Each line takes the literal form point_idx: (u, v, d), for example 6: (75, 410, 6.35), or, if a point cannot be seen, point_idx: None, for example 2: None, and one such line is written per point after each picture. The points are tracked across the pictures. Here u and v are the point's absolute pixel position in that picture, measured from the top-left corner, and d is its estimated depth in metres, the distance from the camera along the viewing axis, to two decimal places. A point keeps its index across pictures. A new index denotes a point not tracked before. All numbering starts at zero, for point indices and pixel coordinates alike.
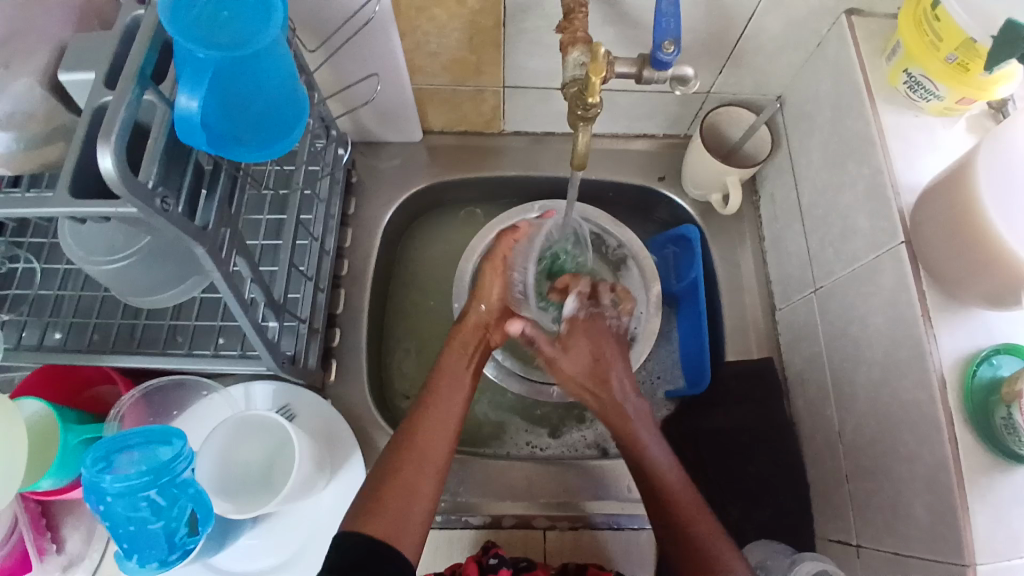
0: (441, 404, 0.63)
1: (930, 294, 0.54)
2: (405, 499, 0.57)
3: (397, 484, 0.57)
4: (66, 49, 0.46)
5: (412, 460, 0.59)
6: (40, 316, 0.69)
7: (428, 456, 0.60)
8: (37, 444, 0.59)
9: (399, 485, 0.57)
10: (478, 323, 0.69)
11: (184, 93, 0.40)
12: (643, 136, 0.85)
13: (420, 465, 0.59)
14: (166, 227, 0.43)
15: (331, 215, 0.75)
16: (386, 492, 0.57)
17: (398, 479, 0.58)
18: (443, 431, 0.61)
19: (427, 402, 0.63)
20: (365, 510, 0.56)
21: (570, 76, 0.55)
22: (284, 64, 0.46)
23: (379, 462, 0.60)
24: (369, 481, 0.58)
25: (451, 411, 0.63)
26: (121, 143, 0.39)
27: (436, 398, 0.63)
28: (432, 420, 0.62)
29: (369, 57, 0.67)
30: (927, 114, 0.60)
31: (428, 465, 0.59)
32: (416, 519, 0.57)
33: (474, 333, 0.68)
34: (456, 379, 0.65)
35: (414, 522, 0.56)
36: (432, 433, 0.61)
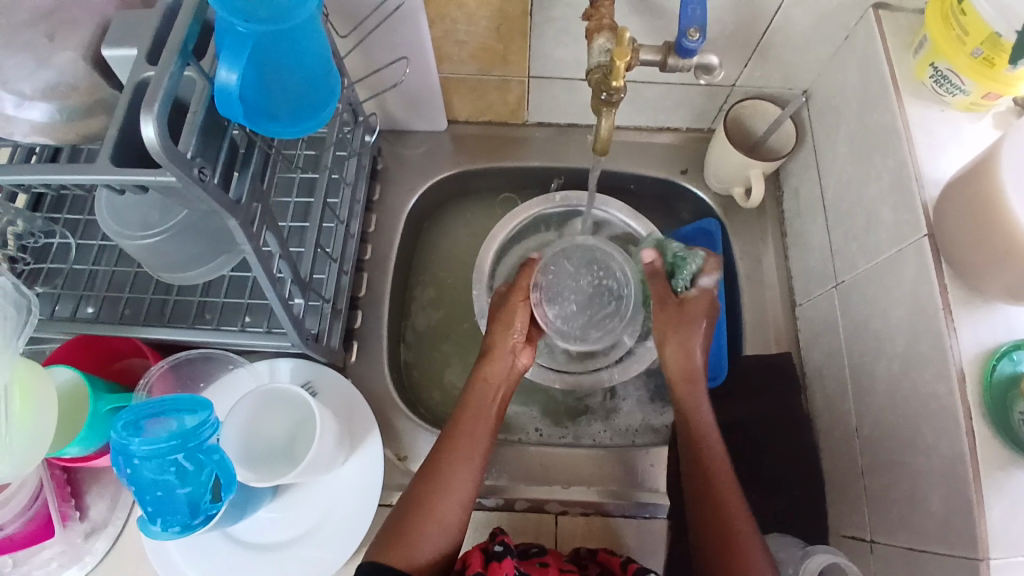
0: (468, 434, 0.65)
1: (953, 286, 0.54)
2: (432, 531, 0.60)
3: (421, 515, 0.60)
4: (111, 26, 0.48)
5: (438, 493, 0.61)
6: (74, 289, 0.72)
7: (451, 488, 0.62)
8: (70, 411, 0.61)
9: (427, 518, 0.60)
10: (507, 350, 0.70)
11: (223, 67, 0.41)
12: (667, 129, 0.85)
13: (445, 495, 0.62)
14: (202, 198, 0.45)
15: (357, 199, 0.77)
16: (412, 521, 0.60)
17: (422, 511, 0.60)
18: (469, 466, 0.63)
19: (452, 435, 0.65)
20: (388, 538, 0.59)
21: (595, 62, 0.56)
22: (318, 44, 0.47)
23: (408, 490, 0.63)
24: (399, 509, 0.62)
25: (479, 439, 0.65)
26: (164, 112, 0.40)
27: (463, 431, 0.65)
28: (455, 452, 0.64)
29: (398, 43, 0.69)
30: (953, 109, 0.60)
31: (454, 498, 0.62)
32: (441, 550, 0.60)
33: (504, 362, 0.69)
34: (482, 412, 0.67)
35: (436, 550, 0.59)
36: (458, 468, 0.63)
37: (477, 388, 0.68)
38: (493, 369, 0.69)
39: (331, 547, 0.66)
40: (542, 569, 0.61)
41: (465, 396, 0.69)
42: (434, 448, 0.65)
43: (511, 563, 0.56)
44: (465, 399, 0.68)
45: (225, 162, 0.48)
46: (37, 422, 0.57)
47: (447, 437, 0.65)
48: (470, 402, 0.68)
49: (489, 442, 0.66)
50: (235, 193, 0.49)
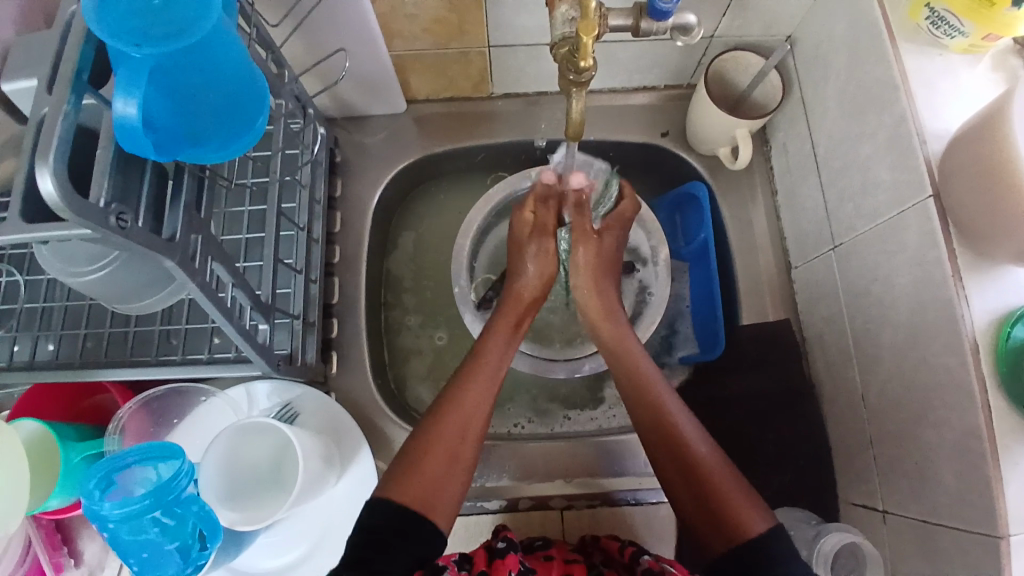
0: (484, 374, 0.61)
1: (961, 251, 0.50)
2: (444, 466, 0.54)
3: (436, 449, 0.55)
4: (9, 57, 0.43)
5: (452, 427, 0.56)
6: (29, 330, 0.66)
7: (468, 420, 0.57)
8: (39, 466, 0.58)
9: (439, 454, 0.54)
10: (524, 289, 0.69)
11: (119, 98, 0.35)
12: (643, 88, 0.79)
13: (461, 435, 0.56)
14: (129, 245, 0.40)
15: (316, 200, 0.71)
16: (425, 458, 0.54)
17: (435, 449, 0.55)
18: (484, 400, 0.59)
19: (466, 373, 0.61)
20: (397, 477, 0.53)
21: (558, 34, 0.48)
22: (236, 50, 0.42)
23: (417, 429, 0.57)
24: (408, 443, 0.56)
25: (498, 371, 0.62)
26: (63, 162, 0.35)
27: (483, 366, 0.61)
28: (472, 385, 0.59)
29: (339, 27, 0.62)
30: (950, 53, 0.54)
31: (469, 434, 0.56)
32: (455, 488, 0.54)
33: (527, 300, 0.69)
34: (506, 346, 0.64)
35: (448, 491, 0.53)
36: (471, 402, 0.58)
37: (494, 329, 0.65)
38: (511, 312, 0.67)
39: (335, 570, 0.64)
40: (546, 564, 0.58)
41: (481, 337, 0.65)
42: (446, 389, 0.60)
43: (517, 558, 0.52)
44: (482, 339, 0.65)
45: (151, 196, 0.43)
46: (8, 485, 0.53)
47: (462, 377, 0.60)
48: (491, 338, 0.64)
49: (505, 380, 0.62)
50: (168, 231, 0.44)
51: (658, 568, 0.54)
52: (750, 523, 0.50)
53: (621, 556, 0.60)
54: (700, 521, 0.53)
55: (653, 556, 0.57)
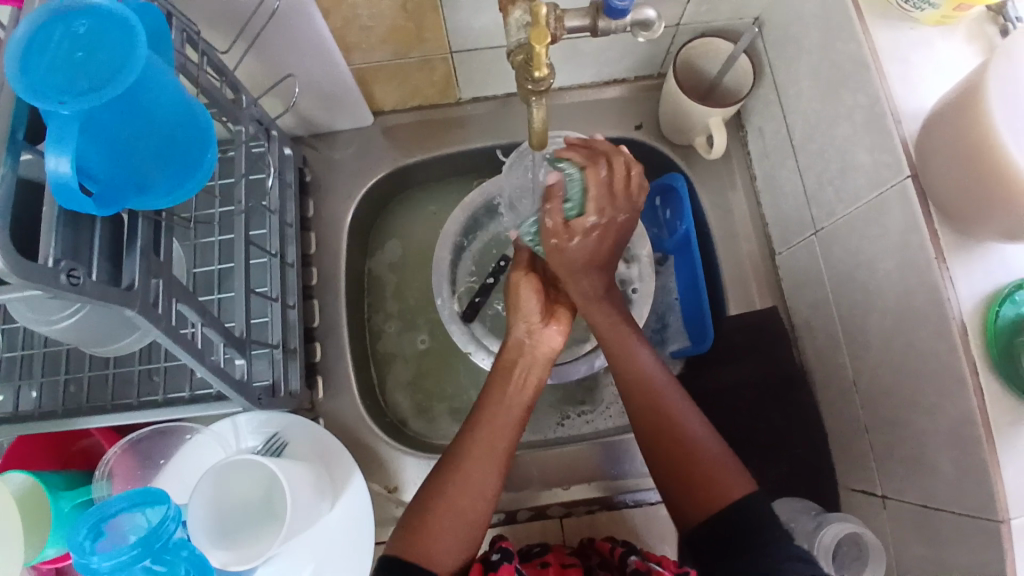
0: (496, 422, 0.58)
1: (942, 231, 0.49)
2: (455, 523, 0.53)
3: (446, 505, 0.54)
4: None
5: (464, 481, 0.55)
6: (10, 379, 0.65)
7: (477, 468, 0.56)
8: (31, 515, 0.57)
9: (449, 512, 0.54)
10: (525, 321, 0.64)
11: (52, 154, 0.33)
12: (614, 81, 0.77)
13: (468, 488, 0.55)
14: (83, 299, 0.39)
15: (288, 223, 0.69)
16: (432, 516, 0.53)
17: (444, 504, 0.54)
18: (496, 450, 0.57)
19: (475, 420, 0.59)
20: (408, 534, 0.53)
21: (514, 41, 0.47)
22: (173, 90, 0.40)
23: (431, 478, 0.57)
24: (421, 495, 0.56)
25: (509, 417, 0.59)
26: (4, 226, 0.34)
27: (489, 411, 0.59)
28: (484, 433, 0.58)
29: (294, 45, 0.60)
30: (924, 25, 0.53)
31: (478, 489, 0.55)
32: (464, 544, 0.53)
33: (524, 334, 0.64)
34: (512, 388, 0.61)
35: (457, 548, 0.53)
36: (483, 451, 0.56)
37: (500, 369, 0.62)
38: (520, 357, 0.62)
39: None
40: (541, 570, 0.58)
41: (487, 381, 0.62)
42: (456, 438, 0.59)
43: (512, 568, 0.52)
44: (488, 383, 0.62)
45: (104, 245, 0.42)
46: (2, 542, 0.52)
47: (471, 424, 0.59)
48: (498, 378, 0.61)
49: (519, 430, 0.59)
50: (126, 280, 0.42)
51: (645, 568, 0.54)
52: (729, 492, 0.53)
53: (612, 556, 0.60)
54: (683, 488, 0.54)
55: (640, 556, 0.57)
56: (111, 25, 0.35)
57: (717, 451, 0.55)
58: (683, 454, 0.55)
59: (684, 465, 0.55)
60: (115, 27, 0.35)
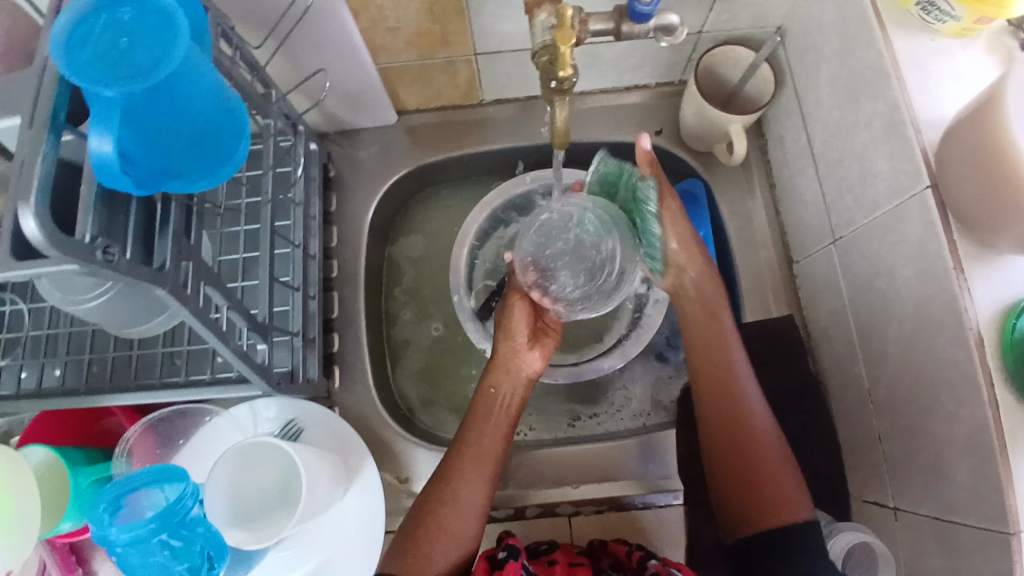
0: (480, 448, 0.61)
1: (962, 241, 0.49)
2: (447, 544, 0.57)
3: (434, 526, 0.57)
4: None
5: (450, 504, 0.58)
6: (36, 357, 0.67)
7: (463, 494, 0.59)
8: (51, 490, 0.59)
9: (441, 533, 0.57)
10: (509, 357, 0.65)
11: (95, 136, 0.35)
12: (635, 87, 0.78)
13: (456, 509, 0.58)
14: (118, 277, 0.41)
15: (312, 217, 0.71)
16: (424, 537, 0.57)
17: (435, 526, 0.57)
18: (481, 475, 0.60)
19: (461, 444, 0.62)
20: (403, 553, 0.56)
21: (539, 42, 0.48)
22: (210, 80, 0.42)
23: (420, 499, 0.60)
24: (412, 516, 0.59)
25: (490, 445, 0.61)
26: (46, 201, 0.36)
27: (472, 438, 0.62)
28: (468, 458, 0.60)
29: (323, 43, 0.62)
30: (944, 37, 0.53)
31: (466, 510, 0.58)
32: (456, 562, 0.57)
33: (507, 368, 0.65)
34: (492, 420, 0.63)
35: (451, 565, 0.57)
36: (468, 476, 0.60)
37: (483, 397, 0.64)
38: (505, 382, 0.65)
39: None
40: (550, 569, 0.58)
41: (471, 408, 0.64)
42: (444, 460, 0.61)
43: (518, 566, 0.53)
44: (472, 409, 0.64)
45: (139, 227, 0.43)
46: (20, 511, 0.54)
47: (458, 448, 0.61)
48: (480, 407, 0.64)
49: (501, 454, 0.62)
50: (158, 260, 0.44)
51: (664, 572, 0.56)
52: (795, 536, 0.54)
53: (631, 560, 0.61)
54: (733, 495, 0.59)
55: (660, 560, 0.58)
56: (152, 15, 0.37)
57: (777, 454, 0.59)
58: (744, 466, 0.59)
59: (749, 472, 0.59)
60: (155, 18, 0.37)
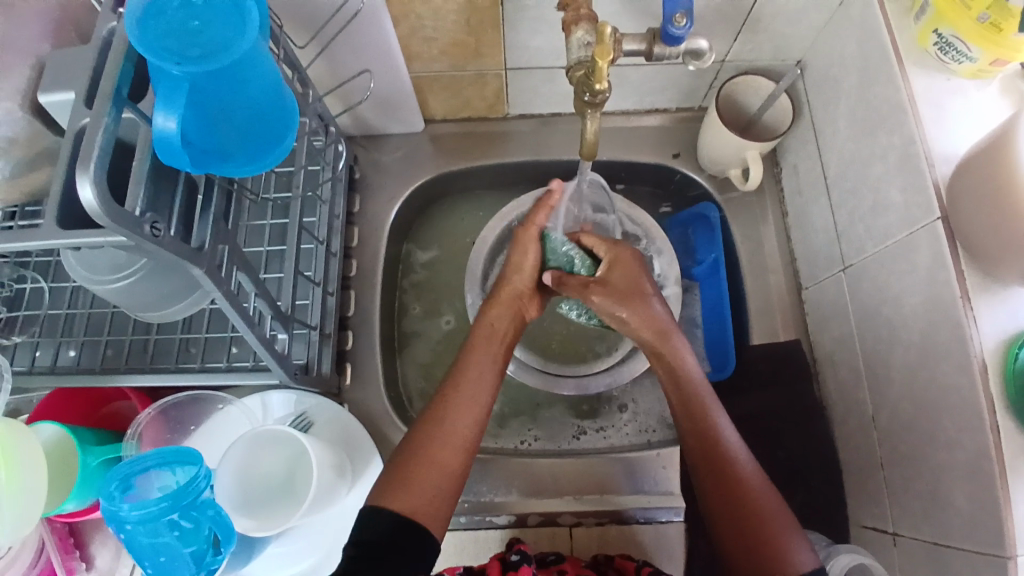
0: (473, 378, 0.59)
1: (969, 272, 0.51)
2: (435, 477, 0.54)
3: (423, 457, 0.55)
4: (52, 71, 0.47)
5: (441, 435, 0.56)
6: (52, 335, 0.68)
7: (455, 426, 0.57)
8: (59, 466, 0.59)
9: (430, 464, 0.54)
10: (514, 294, 0.66)
11: (160, 112, 0.37)
12: (655, 111, 0.81)
13: (448, 441, 0.56)
14: (160, 252, 0.42)
15: (336, 215, 0.73)
16: (415, 465, 0.54)
17: (426, 458, 0.55)
18: (473, 404, 0.58)
19: (455, 379, 0.60)
20: (391, 483, 0.54)
21: (575, 58, 0.51)
22: (269, 70, 0.44)
23: (409, 435, 0.57)
24: (400, 452, 0.56)
25: (483, 378, 0.60)
26: (103, 172, 0.37)
27: (466, 370, 0.60)
28: (463, 391, 0.59)
29: (363, 48, 0.64)
30: (959, 77, 0.56)
31: (457, 443, 0.56)
32: (445, 496, 0.54)
33: (510, 302, 0.66)
34: (488, 352, 0.62)
35: (438, 498, 0.54)
36: (460, 403, 0.58)
37: (482, 330, 0.64)
38: (500, 315, 0.65)
39: None
40: None
41: (468, 341, 0.63)
42: (435, 395, 0.60)
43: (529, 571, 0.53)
44: (469, 344, 0.63)
45: (182, 207, 0.45)
46: (28, 484, 0.54)
47: (451, 382, 0.60)
48: (477, 339, 0.63)
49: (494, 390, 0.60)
50: (197, 241, 0.45)
51: None
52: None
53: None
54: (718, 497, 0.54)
55: None
56: (225, 3, 0.39)
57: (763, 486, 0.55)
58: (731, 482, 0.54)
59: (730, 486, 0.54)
60: (230, 8, 0.39)
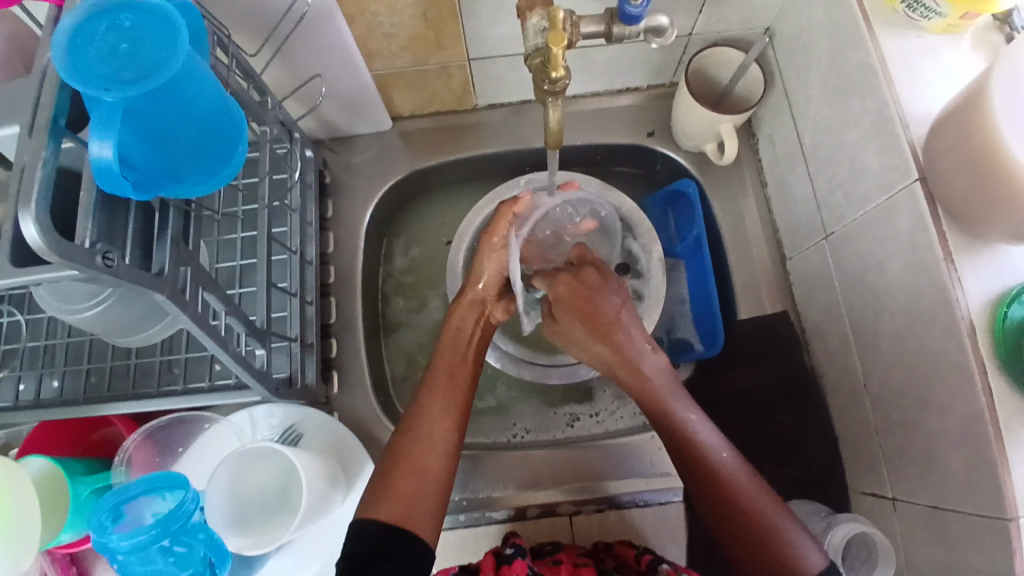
0: (450, 387, 0.61)
1: (952, 234, 0.50)
2: (419, 483, 0.55)
3: (406, 464, 0.56)
4: None
5: (420, 443, 0.58)
6: (33, 368, 0.67)
7: (434, 433, 0.58)
8: (50, 500, 0.58)
9: (414, 469, 0.56)
10: (474, 299, 0.67)
11: (95, 140, 0.36)
12: (627, 89, 0.79)
13: (428, 449, 0.57)
14: (118, 282, 0.41)
15: (308, 222, 0.71)
16: (396, 474, 0.56)
17: (407, 465, 0.56)
18: (451, 410, 0.60)
19: (429, 387, 0.62)
20: (379, 495, 0.55)
21: (531, 45, 0.49)
22: (209, 83, 0.42)
23: (389, 446, 0.59)
24: (381, 465, 0.57)
25: (457, 386, 0.62)
26: (46, 206, 0.36)
27: (438, 382, 0.62)
28: (436, 399, 0.60)
29: (319, 49, 0.62)
30: (930, 34, 0.54)
31: (437, 450, 0.57)
32: (431, 500, 0.55)
33: (472, 310, 0.66)
34: (456, 360, 0.64)
35: (428, 503, 0.55)
36: (436, 411, 0.60)
37: (449, 337, 0.65)
38: (465, 318, 0.66)
39: None
40: (554, 569, 0.57)
41: (436, 354, 0.65)
42: (411, 404, 0.61)
43: (523, 563, 0.53)
44: (437, 356, 0.64)
45: (138, 232, 0.44)
46: (20, 522, 0.53)
47: (423, 394, 0.61)
48: (443, 346, 0.65)
49: (468, 396, 0.62)
50: (157, 264, 0.44)
51: None
52: (803, 554, 0.51)
53: (636, 563, 0.59)
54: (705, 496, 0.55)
55: (671, 564, 0.56)
56: (152, 20, 0.37)
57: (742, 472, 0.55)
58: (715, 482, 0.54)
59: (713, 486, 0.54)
60: (159, 23, 0.37)
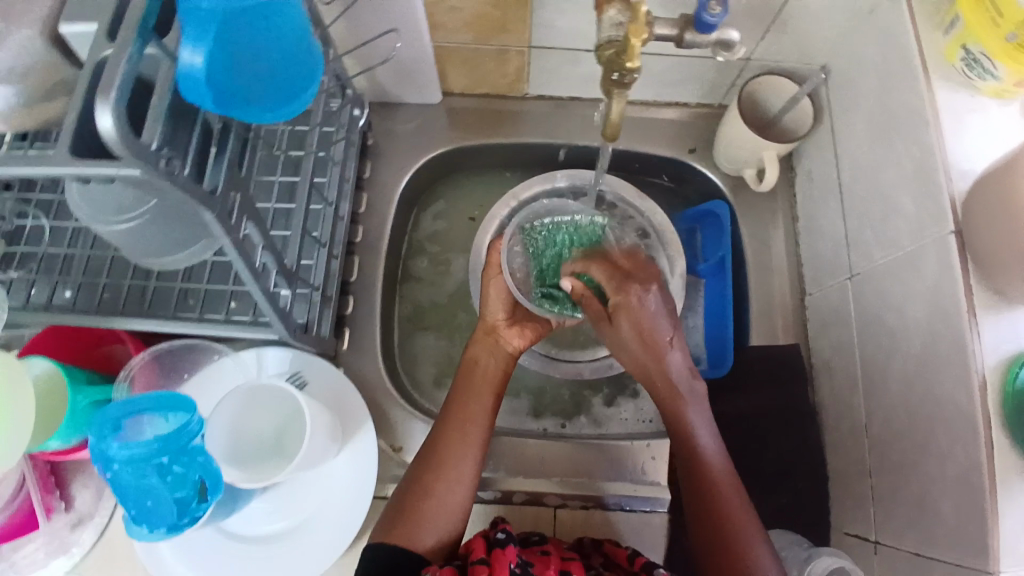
0: (467, 413, 0.63)
1: (977, 287, 0.51)
2: (439, 513, 0.58)
3: (422, 493, 0.59)
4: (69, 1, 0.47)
5: (438, 473, 0.60)
6: (49, 275, 0.67)
7: (450, 464, 0.60)
8: (47, 405, 0.58)
9: (431, 499, 0.59)
10: (487, 329, 0.68)
11: (187, 45, 0.38)
12: (674, 104, 0.81)
13: (444, 477, 0.60)
14: (173, 191, 0.41)
15: (346, 178, 0.72)
16: (412, 503, 0.59)
17: (423, 491, 0.59)
18: (468, 442, 0.62)
19: (450, 414, 0.64)
20: (397, 520, 0.58)
21: (606, 37, 0.50)
22: (298, 21, 0.44)
23: (412, 470, 0.62)
24: (404, 487, 0.61)
25: (477, 409, 0.64)
26: (123, 100, 0.36)
27: (456, 409, 0.64)
28: (454, 430, 0.62)
29: (388, 9, 0.63)
30: (982, 95, 0.55)
31: (456, 476, 0.60)
32: (448, 527, 0.58)
33: (488, 342, 0.68)
34: (476, 387, 0.65)
35: (443, 532, 0.58)
36: (456, 443, 0.62)
37: (465, 368, 0.67)
38: (484, 354, 0.67)
39: (327, 548, 0.64)
40: (544, 558, 0.57)
41: (456, 381, 0.67)
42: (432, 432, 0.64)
43: (516, 550, 0.53)
44: (456, 384, 0.66)
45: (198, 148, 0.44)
46: (13, 421, 0.53)
47: (445, 419, 0.64)
48: (463, 373, 0.67)
49: (488, 426, 0.63)
50: (210, 184, 0.44)
51: None
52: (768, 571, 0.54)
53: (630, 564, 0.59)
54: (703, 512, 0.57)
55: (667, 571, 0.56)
56: None
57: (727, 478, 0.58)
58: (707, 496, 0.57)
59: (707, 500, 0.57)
60: None
